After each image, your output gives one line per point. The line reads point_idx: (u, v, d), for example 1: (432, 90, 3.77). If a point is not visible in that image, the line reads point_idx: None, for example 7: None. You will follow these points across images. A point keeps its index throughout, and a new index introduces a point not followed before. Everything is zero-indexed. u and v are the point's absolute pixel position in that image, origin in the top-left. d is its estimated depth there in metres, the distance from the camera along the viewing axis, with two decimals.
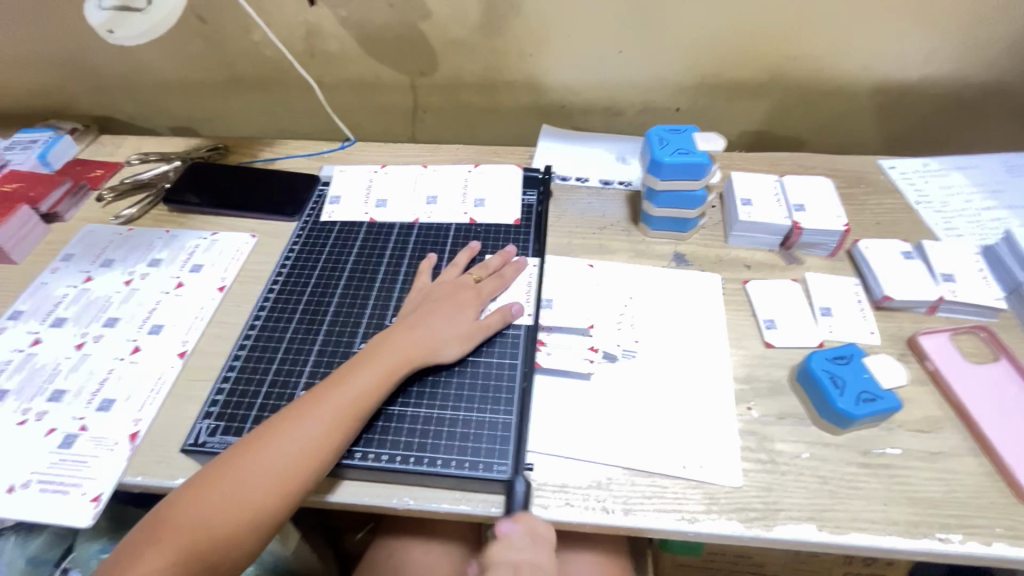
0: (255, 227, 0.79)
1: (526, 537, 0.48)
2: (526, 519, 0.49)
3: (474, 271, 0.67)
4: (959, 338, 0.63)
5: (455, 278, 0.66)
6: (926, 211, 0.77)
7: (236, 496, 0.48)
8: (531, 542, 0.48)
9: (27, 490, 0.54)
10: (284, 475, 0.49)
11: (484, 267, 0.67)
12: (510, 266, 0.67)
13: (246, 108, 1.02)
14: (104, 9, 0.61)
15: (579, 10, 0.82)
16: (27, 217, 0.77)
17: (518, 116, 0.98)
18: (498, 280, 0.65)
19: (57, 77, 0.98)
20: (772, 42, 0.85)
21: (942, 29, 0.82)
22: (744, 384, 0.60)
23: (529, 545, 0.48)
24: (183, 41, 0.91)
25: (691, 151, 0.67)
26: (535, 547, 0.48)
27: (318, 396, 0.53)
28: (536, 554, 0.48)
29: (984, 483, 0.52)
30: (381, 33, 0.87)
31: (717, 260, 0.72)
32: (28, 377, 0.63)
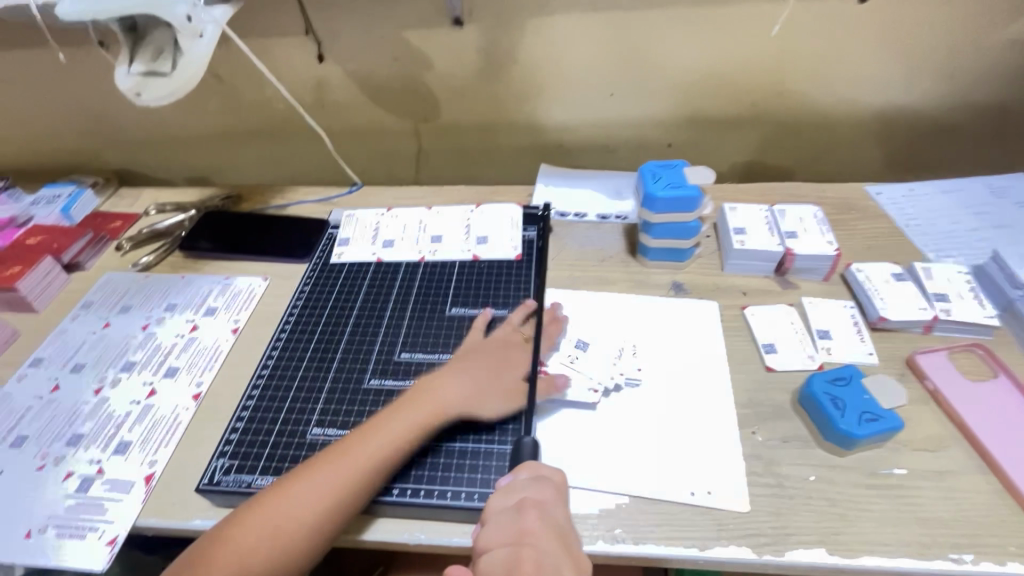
0: (267, 270, 0.83)
1: (531, 479, 0.49)
2: (529, 467, 0.50)
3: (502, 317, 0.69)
4: (956, 356, 0.64)
5: (506, 334, 0.66)
6: (916, 234, 0.80)
7: (296, 516, 0.50)
8: (535, 484, 0.49)
9: (45, 535, 0.55)
10: (322, 504, 0.50)
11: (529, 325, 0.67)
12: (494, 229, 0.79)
13: (258, 158, 1.07)
14: (131, 74, 0.65)
15: (571, 57, 0.88)
16: (49, 268, 0.81)
17: (517, 156, 1.03)
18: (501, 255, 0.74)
19: (81, 135, 1.03)
20: (755, 79, 0.90)
21: (914, 62, 0.87)
22: (747, 408, 0.61)
23: (533, 486, 0.48)
24: (201, 99, 0.97)
25: (682, 185, 0.70)
26: (539, 486, 0.48)
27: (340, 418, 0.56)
28: (541, 493, 0.48)
29: (993, 501, 0.52)
30: (386, 84, 0.93)
31: (714, 288, 0.74)
32: (48, 422, 0.64)
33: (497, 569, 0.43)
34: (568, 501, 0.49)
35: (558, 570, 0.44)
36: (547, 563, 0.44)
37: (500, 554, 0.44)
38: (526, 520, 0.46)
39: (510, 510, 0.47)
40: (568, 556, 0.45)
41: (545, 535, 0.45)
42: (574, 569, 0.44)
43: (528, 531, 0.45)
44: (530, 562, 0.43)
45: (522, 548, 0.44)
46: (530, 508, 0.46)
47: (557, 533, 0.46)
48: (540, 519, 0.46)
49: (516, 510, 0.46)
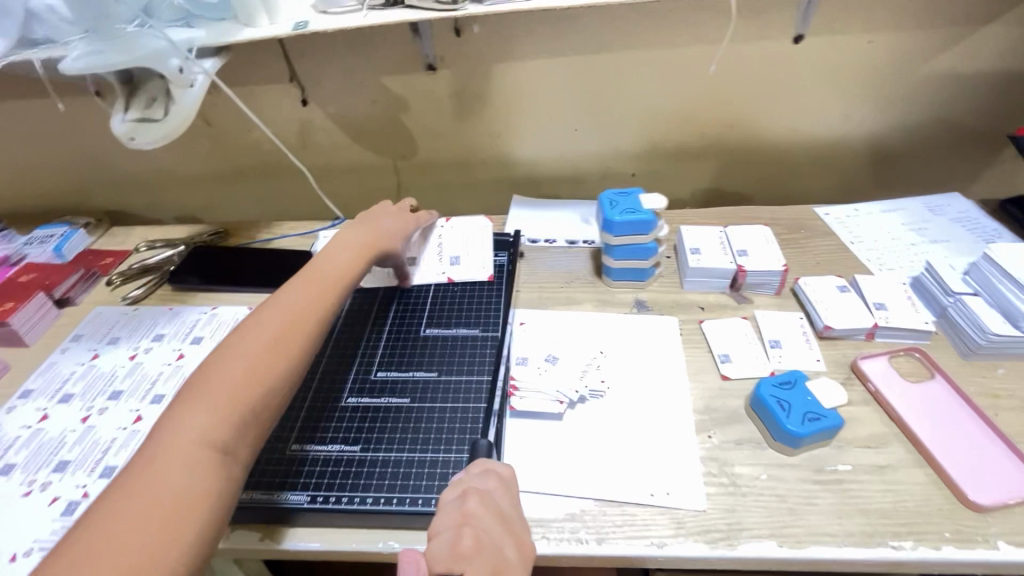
0: (252, 300, 0.86)
1: (478, 473, 0.52)
2: (482, 462, 0.53)
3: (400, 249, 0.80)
4: (896, 360, 0.69)
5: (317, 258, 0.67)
6: (860, 250, 0.86)
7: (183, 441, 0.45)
8: (483, 476, 0.51)
9: (29, 558, 0.56)
10: (208, 421, 0.47)
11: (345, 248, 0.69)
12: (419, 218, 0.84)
13: (245, 196, 1.12)
14: (126, 121, 0.71)
15: (536, 96, 0.95)
16: (41, 303, 0.84)
17: (492, 188, 1.09)
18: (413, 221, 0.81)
19: (76, 179, 1.09)
20: (707, 113, 0.98)
21: (850, 94, 0.95)
22: (704, 414, 0.65)
23: (481, 477, 0.51)
24: (191, 141, 1.03)
25: (637, 209, 0.76)
26: (486, 478, 0.51)
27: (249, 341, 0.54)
28: (487, 484, 0.50)
29: (930, 492, 0.56)
30: (366, 125, 1.00)
31: (674, 305, 0.79)
32: (35, 450, 0.66)
33: (441, 548, 0.44)
34: (514, 495, 0.51)
35: (499, 548, 0.45)
36: (488, 542, 0.45)
37: (445, 534, 0.45)
38: (470, 504, 0.47)
39: (456, 498, 0.48)
40: (510, 539, 0.46)
41: (488, 517, 0.47)
42: (515, 551, 0.46)
43: (472, 513, 0.46)
44: (471, 539, 0.44)
45: (465, 527, 0.45)
46: (475, 494, 0.48)
47: (500, 517, 0.47)
48: (484, 503, 0.48)
49: (461, 496, 0.48)
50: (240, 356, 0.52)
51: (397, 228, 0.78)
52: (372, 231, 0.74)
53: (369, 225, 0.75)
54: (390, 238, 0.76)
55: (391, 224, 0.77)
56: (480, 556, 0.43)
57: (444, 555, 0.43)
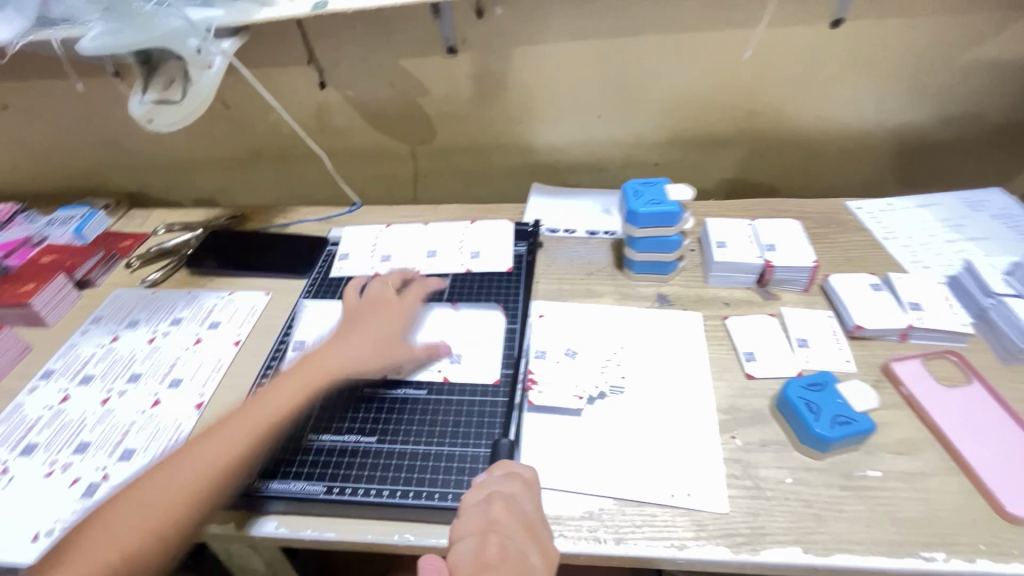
0: (269, 286, 0.86)
1: (501, 475, 0.51)
2: (503, 464, 0.52)
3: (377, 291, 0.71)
4: (931, 363, 0.66)
5: (377, 295, 0.71)
6: (894, 246, 0.83)
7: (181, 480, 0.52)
8: (507, 479, 0.50)
9: (50, 538, 0.57)
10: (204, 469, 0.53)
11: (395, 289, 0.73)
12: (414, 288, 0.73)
13: (262, 180, 1.12)
14: (144, 102, 0.70)
15: (559, 81, 0.92)
16: (62, 285, 0.84)
17: (510, 176, 1.07)
18: (409, 302, 0.71)
19: (96, 160, 1.09)
20: (735, 100, 0.94)
21: (888, 82, 0.91)
22: (727, 414, 0.63)
23: (504, 481, 0.50)
24: (209, 124, 1.02)
25: (662, 200, 0.73)
26: (509, 481, 0.50)
27: (158, 469, 0.53)
28: (511, 487, 0.50)
29: (965, 502, 0.54)
30: (384, 109, 0.98)
31: (698, 300, 0.77)
32: (57, 431, 0.67)
33: (465, 555, 0.44)
34: (538, 497, 0.50)
35: (524, 556, 0.45)
36: (513, 549, 0.45)
37: (468, 542, 0.45)
38: (494, 510, 0.47)
39: (479, 502, 0.48)
40: (535, 545, 0.46)
41: (512, 523, 0.47)
42: (541, 557, 0.45)
43: (495, 520, 0.46)
44: (496, 548, 0.44)
45: (489, 536, 0.45)
46: (498, 499, 0.48)
47: (525, 524, 0.47)
48: (508, 509, 0.47)
49: (485, 501, 0.48)
50: (264, 409, 0.58)
51: (360, 351, 0.64)
52: (330, 354, 0.63)
53: (330, 347, 0.64)
54: (353, 360, 0.63)
55: (369, 343, 0.65)
56: (506, 564, 0.44)
57: (467, 566, 0.44)
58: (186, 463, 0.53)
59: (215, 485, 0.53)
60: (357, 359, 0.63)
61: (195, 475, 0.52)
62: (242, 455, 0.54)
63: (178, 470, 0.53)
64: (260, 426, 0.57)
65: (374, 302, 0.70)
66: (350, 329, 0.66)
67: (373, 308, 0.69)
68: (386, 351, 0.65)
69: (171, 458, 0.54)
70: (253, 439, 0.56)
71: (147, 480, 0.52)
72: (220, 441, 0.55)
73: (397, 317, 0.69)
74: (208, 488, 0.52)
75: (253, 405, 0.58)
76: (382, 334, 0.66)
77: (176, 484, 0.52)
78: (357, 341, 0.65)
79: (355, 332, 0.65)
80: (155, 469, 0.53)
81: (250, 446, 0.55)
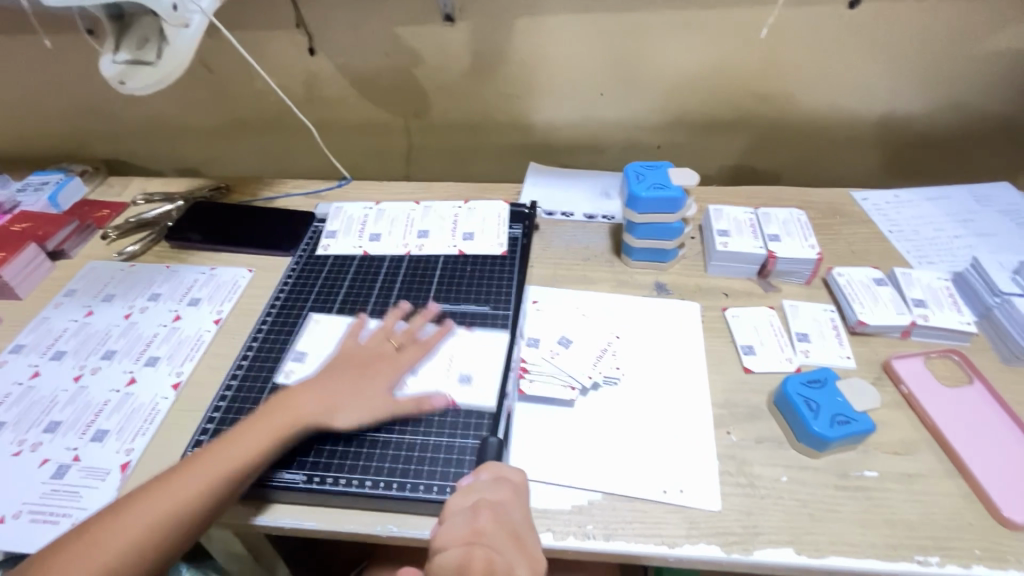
0: (252, 262, 0.83)
1: (489, 480, 0.49)
2: (493, 467, 0.51)
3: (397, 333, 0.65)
4: (932, 361, 0.64)
5: (404, 330, 0.65)
6: (899, 240, 0.80)
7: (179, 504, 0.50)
8: (494, 485, 0.49)
9: (17, 521, 0.55)
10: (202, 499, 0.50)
11: (433, 319, 0.67)
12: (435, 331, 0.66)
13: (248, 151, 1.07)
14: (117, 63, 0.65)
15: (561, 56, 0.88)
16: (34, 255, 0.80)
17: (507, 154, 1.03)
18: (420, 345, 0.63)
19: (71, 124, 1.03)
20: (744, 83, 0.90)
21: (902, 69, 0.88)
22: (723, 409, 0.61)
23: (492, 486, 0.48)
24: (191, 89, 0.97)
25: (666, 185, 0.70)
26: (497, 487, 0.48)
27: (123, 504, 0.50)
28: (498, 493, 0.48)
29: (961, 505, 0.53)
30: (376, 79, 0.93)
31: (697, 289, 0.75)
32: (26, 408, 0.64)
33: (449, 566, 0.42)
34: (525, 505, 0.48)
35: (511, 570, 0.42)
36: (500, 561, 0.42)
37: (453, 552, 0.43)
38: (481, 519, 0.45)
39: (466, 510, 0.46)
40: (523, 557, 0.44)
41: (500, 533, 0.44)
42: (528, 568, 0.43)
43: (481, 530, 0.44)
44: (482, 559, 0.42)
45: (476, 547, 0.43)
46: (486, 507, 0.46)
47: (513, 534, 0.45)
48: (496, 517, 0.45)
49: (472, 509, 0.46)
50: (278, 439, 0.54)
51: (363, 399, 0.58)
52: (307, 396, 0.57)
53: (322, 385, 0.58)
54: (334, 406, 0.57)
55: (365, 392, 0.58)
56: None
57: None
58: (144, 506, 0.49)
59: (205, 518, 0.50)
60: (348, 408, 0.57)
61: (154, 519, 0.49)
62: (202, 511, 0.50)
63: (138, 514, 0.49)
64: None
65: (372, 344, 0.63)
66: (335, 373, 0.59)
67: (387, 350, 0.62)
68: (377, 405, 0.57)
69: (132, 497, 0.50)
70: (217, 492, 0.51)
71: (112, 515, 0.49)
72: (223, 473, 0.51)
73: (393, 364, 0.61)
74: (169, 529, 0.49)
75: (267, 439, 0.54)
76: (371, 385, 0.59)
77: (136, 527, 0.48)
78: (351, 389, 0.58)
79: (351, 383, 0.58)
80: (119, 503, 0.50)
81: (213, 499, 0.51)
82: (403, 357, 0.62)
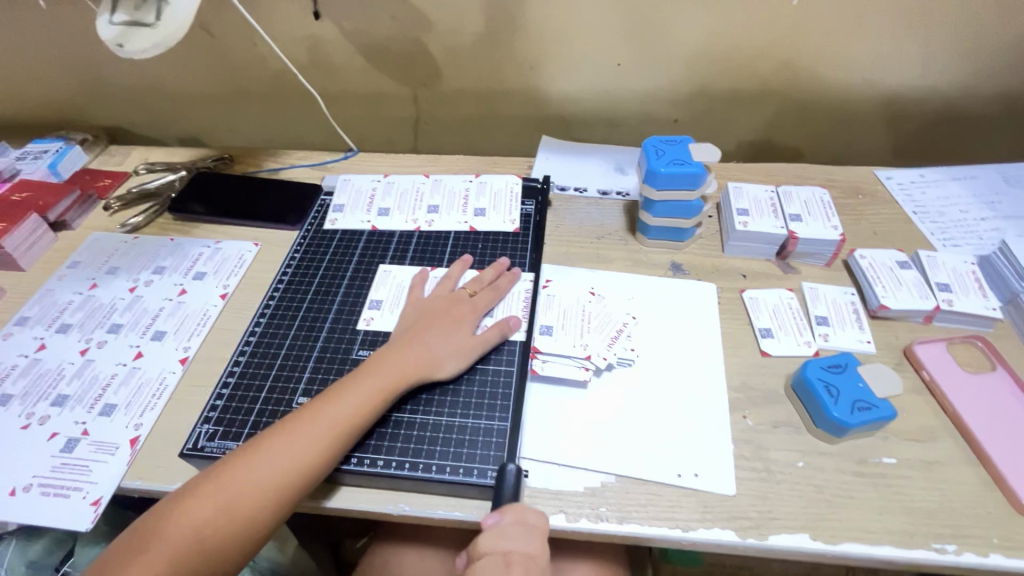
0: (258, 235, 0.81)
1: (519, 526, 0.47)
2: (514, 510, 0.48)
3: (467, 286, 0.67)
4: (955, 347, 0.63)
5: (450, 292, 0.66)
6: (923, 221, 0.78)
7: (257, 481, 0.49)
8: (523, 534, 0.47)
9: (29, 494, 0.55)
10: (281, 471, 0.49)
11: (479, 280, 0.67)
12: (505, 277, 0.68)
13: (252, 120, 1.04)
14: (114, 24, 0.62)
15: (578, 23, 0.84)
16: (35, 225, 0.79)
17: (518, 126, 1.00)
18: (492, 293, 0.65)
19: (69, 89, 1.00)
20: (768, 55, 0.86)
21: (936, 41, 0.83)
22: (739, 392, 0.60)
23: (525, 537, 0.47)
24: (191, 54, 0.93)
25: (686, 161, 0.68)
26: (529, 538, 0.47)
27: (231, 464, 0.50)
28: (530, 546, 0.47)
29: (980, 493, 0.52)
30: (384, 46, 0.89)
31: (714, 270, 0.73)
32: (33, 381, 0.63)
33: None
34: (548, 551, 0.49)
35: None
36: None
37: None
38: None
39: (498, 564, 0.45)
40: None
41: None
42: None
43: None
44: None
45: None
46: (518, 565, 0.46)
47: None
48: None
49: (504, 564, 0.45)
50: (346, 400, 0.54)
51: (457, 348, 0.60)
52: (408, 349, 0.58)
53: (417, 339, 0.59)
54: (437, 356, 0.58)
55: (455, 338, 0.60)
56: None
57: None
58: (259, 463, 0.49)
59: (286, 491, 0.49)
60: (450, 356, 0.59)
61: (279, 475, 0.49)
62: (324, 461, 0.51)
63: (257, 470, 0.49)
64: (344, 429, 0.52)
65: (446, 296, 0.65)
66: (426, 325, 0.61)
67: (466, 302, 0.64)
68: (471, 348, 0.60)
69: (242, 455, 0.50)
70: (336, 440, 0.51)
71: (226, 473, 0.49)
72: (300, 439, 0.50)
73: (474, 309, 0.63)
74: (251, 506, 0.48)
75: (335, 402, 0.53)
76: (463, 333, 0.61)
77: (259, 485, 0.49)
78: (446, 337, 0.60)
79: (442, 333, 0.60)
80: (231, 459, 0.50)
81: (335, 448, 0.51)
82: (480, 302, 0.64)
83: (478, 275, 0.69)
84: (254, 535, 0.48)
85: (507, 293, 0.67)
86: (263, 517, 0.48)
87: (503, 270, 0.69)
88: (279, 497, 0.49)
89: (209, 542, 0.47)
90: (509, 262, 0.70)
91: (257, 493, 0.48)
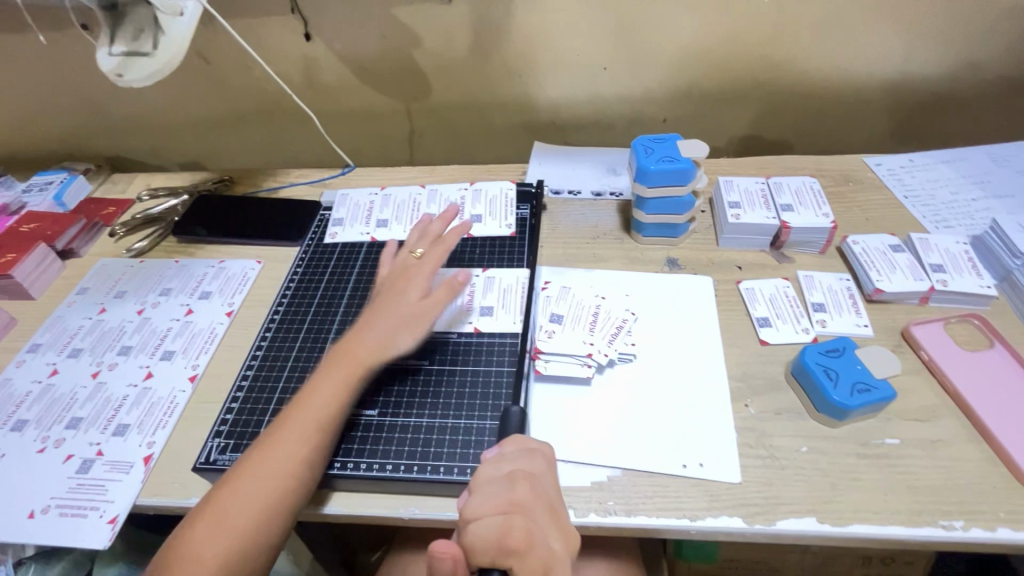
0: (260, 253, 0.83)
1: (521, 451, 0.48)
2: (517, 441, 0.49)
3: (411, 252, 0.66)
4: (953, 326, 0.64)
5: (397, 267, 0.66)
6: (914, 205, 0.79)
7: (256, 489, 0.50)
8: (526, 456, 0.48)
9: (46, 515, 0.56)
10: (276, 475, 0.50)
11: (421, 239, 0.68)
12: (450, 232, 0.67)
13: (250, 141, 1.06)
14: (113, 55, 0.64)
15: (563, 30, 0.86)
16: (44, 255, 0.81)
17: (510, 134, 1.02)
18: (438, 248, 0.65)
19: (73, 122, 1.03)
20: (752, 50, 0.88)
21: (916, 28, 0.85)
22: (741, 382, 0.61)
23: (526, 457, 0.47)
24: (189, 81, 0.95)
25: (676, 157, 0.69)
26: (532, 459, 0.47)
27: (229, 480, 0.50)
28: (533, 465, 0.47)
29: (986, 469, 0.52)
30: (375, 62, 0.91)
31: (709, 263, 0.74)
32: (47, 406, 0.65)
33: (485, 539, 0.41)
34: (554, 473, 0.48)
35: (547, 543, 0.42)
36: (539, 536, 0.42)
37: (491, 520, 0.41)
38: (518, 491, 0.44)
39: (502, 479, 0.45)
40: (557, 530, 0.44)
41: (538, 506, 0.43)
42: (562, 543, 0.43)
43: (521, 502, 0.43)
44: (521, 531, 0.41)
45: (515, 517, 0.42)
46: (524, 480, 0.45)
47: (549, 508, 0.44)
48: (532, 490, 0.44)
49: (508, 480, 0.44)
50: (318, 395, 0.55)
51: (404, 320, 0.59)
52: (360, 333, 0.59)
53: (367, 325, 0.59)
54: (387, 335, 0.58)
55: (403, 312, 0.60)
56: (532, 555, 0.41)
57: (491, 547, 0.40)
58: (251, 473, 0.50)
59: (285, 494, 0.50)
60: (400, 331, 0.59)
61: (273, 483, 0.50)
62: (310, 460, 0.52)
63: (252, 480, 0.50)
64: (321, 423, 0.53)
65: (395, 273, 0.65)
66: (374, 309, 0.61)
67: (415, 271, 0.63)
68: (417, 317, 0.60)
69: (237, 469, 0.51)
70: (319, 436, 0.53)
71: (219, 491, 0.50)
72: (286, 444, 0.52)
73: (420, 277, 0.63)
74: (258, 515, 0.49)
75: (308, 402, 0.54)
76: (410, 304, 0.61)
77: (247, 497, 0.49)
78: (395, 314, 0.60)
79: (392, 309, 0.60)
80: (226, 479, 0.51)
81: (316, 444, 0.52)
82: (424, 264, 0.64)
83: (423, 234, 0.68)
84: (266, 545, 0.49)
85: (452, 243, 0.67)
86: (272, 524, 0.49)
87: (449, 215, 0.70)
88: (280, 502, 0.50)
89: (212, 560, 0.47)
90: (462, 216, 0.69)
91: (258, 501, 0.49)
